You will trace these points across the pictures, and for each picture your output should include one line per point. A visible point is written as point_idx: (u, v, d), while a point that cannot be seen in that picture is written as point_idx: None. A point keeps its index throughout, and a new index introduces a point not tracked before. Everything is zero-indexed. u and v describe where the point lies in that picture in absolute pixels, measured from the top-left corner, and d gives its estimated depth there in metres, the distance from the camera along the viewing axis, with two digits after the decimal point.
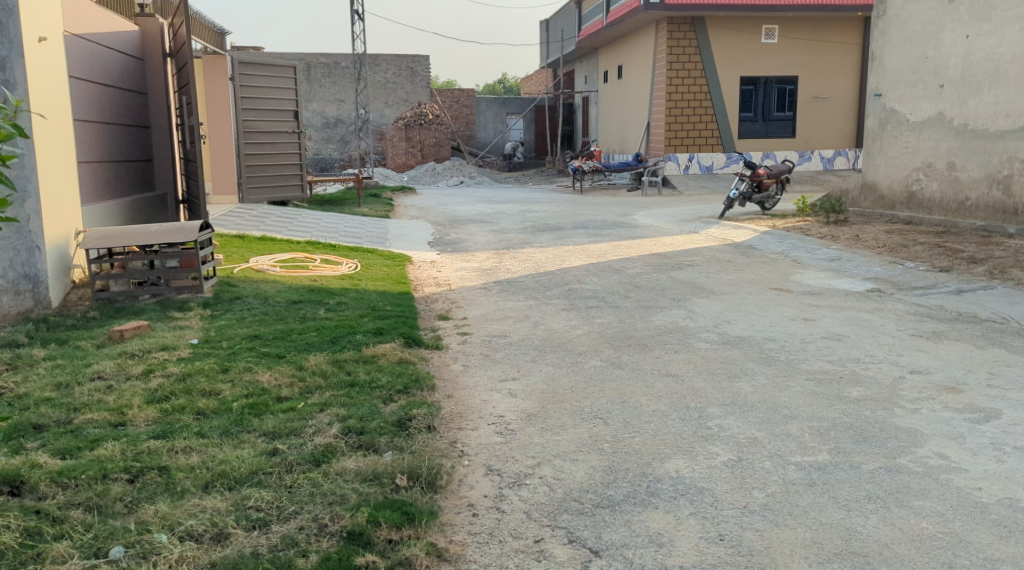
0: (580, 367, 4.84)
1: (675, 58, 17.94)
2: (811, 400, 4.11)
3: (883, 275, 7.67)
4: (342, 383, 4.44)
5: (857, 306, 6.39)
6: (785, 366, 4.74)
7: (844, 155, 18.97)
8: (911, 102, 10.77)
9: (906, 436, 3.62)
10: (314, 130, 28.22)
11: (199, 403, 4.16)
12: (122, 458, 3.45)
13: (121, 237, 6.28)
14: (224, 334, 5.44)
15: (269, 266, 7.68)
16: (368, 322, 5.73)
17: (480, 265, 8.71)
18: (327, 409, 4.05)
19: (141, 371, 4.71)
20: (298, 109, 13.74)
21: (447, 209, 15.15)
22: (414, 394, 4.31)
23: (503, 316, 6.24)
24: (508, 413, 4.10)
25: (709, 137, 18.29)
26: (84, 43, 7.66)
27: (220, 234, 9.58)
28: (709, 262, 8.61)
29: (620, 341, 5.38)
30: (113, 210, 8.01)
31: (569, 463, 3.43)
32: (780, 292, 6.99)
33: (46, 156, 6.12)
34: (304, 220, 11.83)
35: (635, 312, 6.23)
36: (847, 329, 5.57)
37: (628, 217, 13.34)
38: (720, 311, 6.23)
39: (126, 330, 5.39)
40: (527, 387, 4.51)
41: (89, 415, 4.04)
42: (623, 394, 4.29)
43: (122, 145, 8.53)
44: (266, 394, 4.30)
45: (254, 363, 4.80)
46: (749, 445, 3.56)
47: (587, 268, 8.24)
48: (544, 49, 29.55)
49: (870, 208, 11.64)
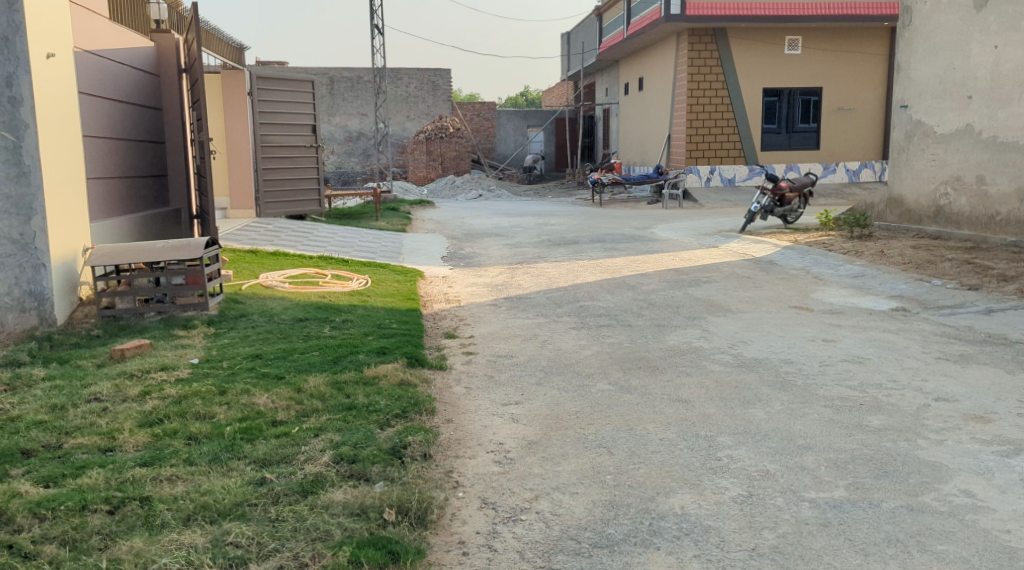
0: (587, 391, 4.66)
1: (697, 70, 17.76)
2: (828, 429, 3.92)
3: (908, 293, 7.43)
4: (339, 407, 4.29)
5: (878, 326, 6.17)
6: (801, 391, 4.53)
7: (870, 167, 18.65)
8: (938, 113, 10.52)
9: (930, 471, 3.41)
10: (337, 144, 28.31)
11: (191, 428, 3.99)
12: (105, 487, 3.30)
13: (128, 254, 6.15)
14: (225, 353, 5.30)
15: (279, 282, 7.59)
16: (372, 341, 5.59)
17: (492, 280, 8.57)
18: (321, 434, 3.91)
19: (138, 393, 4.54)
20: (317, 123, 13.70)
21: (464, 222, 15.03)
22: (413, 418, 4.16)
23: (511, 335, 6.08)
24: (509, 440, 3.95)
25: (731, 149, 18.09)
26: (97, 58, 7.59)
27: (234, 248, 9.52)
28: (727, 279, 8.41)
29: (630, 363, 5.20)
30: (127, 225, 7.97)
31: (569, 497, 3.28)
32: (800, 311, 6.77)
33: (54, 173, 6.01)
34: (319, 235, 11.75)
35: (648, 332, 6.04)
36: (869, 352, 5.35)
37: (647, 231, 13.15)
38: (736, 330, 6.03)
39: (127, 349, 5.23)
40: (531, 412, 4.35)
41: (79, 439, 3.87)
42: (630, 421, 4.12)
43: (136, 160, 8.48)
44: (261, 418, 4.15)
45: (252, 385, 4.65)
46: (761, 479, 3.37)
47: (601, 285, 8.06)
48: (565, 61, 29.46)
49: (896, 223, 11.38)
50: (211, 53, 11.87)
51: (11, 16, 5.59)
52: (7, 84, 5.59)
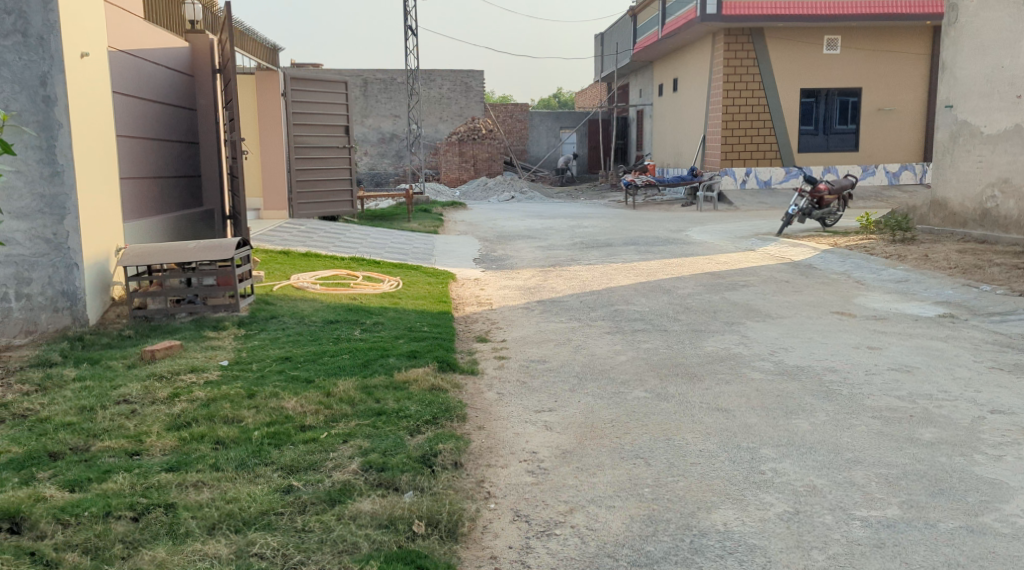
0: (623, 398, 4.52)
1: (733, 70, 17.50)
2: (877, 442, 3.76)
3: (955, 299, 7.21)
4: (369, 412, 4.20)
5: (926, 333, 5.96)
6: (846, 401, 4.37)
7: (910, 169, 18.26)
8: (986, 113, 10.23)
9: (989, 489, 3.26)
10: (369, 145, 28.37)
11: (220, 431, 3.89)
12: (131, 492, 3.20)
13: (162, 255, 6.09)
14: (255, 356, 5.23)
15: (310, 283, 7.53)
16: (403, 344, 5.50)
17: (524, 283, 8.45)
18: (350, 440, 3.82)
19: (167, 395, 4.46)
20: (350, 124, 13.68)
21: (496, 224, 14.92)
22: (443, 425, 4.06)
23: (544, 339, 5.95)
24: (542, 449, 3.83)
25: (768, 151, 17.83)
26: (132, 58, 7.58)
27: (265, 249, 9.50)
28: (765, 283, 8.22)
29: (667, 369, 5.05)
30: (160, 226, 7.95)
31: (605, 510, 3.16)
32: (842, 317, 6.57)
33: (88, 172, 5.97)
34: (351, 236, 11.71)
35: (684, 337, 5.88)
36: (918, 360, 5.16)
37: (681, 233, 12.95)
38: (776, 336, 5.86)
39: (157, 350, 5.17)
40: (565, 420, 4.22)
41: (106, 442, 3.78)
42: (669, 431, 3.98)
43: (170, 161, 8.47)
44: (289, 423, 4.06)
45: (281, 388, 4.57)
46: (807, 495, 3.22)
47: (635, 288, 7.91)
48: (598, 63, 29.30)
49: (940, 226, 11.09)
50: (245, 54, 11.89)
51: (47, 16, 5.56)
52: (42, 83, 5.56)
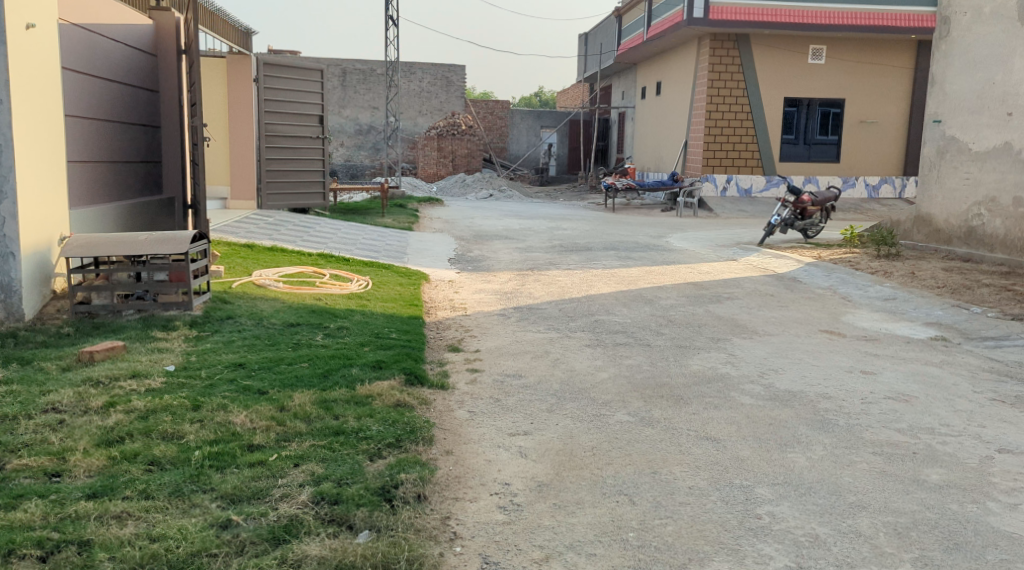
0: (604, 422, 4.17)
1: (717, 76, 17.22)
2: (880, 484, 3.43)
3: (945, 320, 6.94)
4: (325, 431, 3.83)
5: (919, 357, 5.67)
6: (844, 433, 4.04)
7: (890, 182, 18.11)
8: (974, 130, 10.02)
9: (1009, 545, 2.95)
10: (347, 136, 27.84)
11: (154, 450, 3.50)
12: (40, 524, 2.80)
13: (108, 246, 5.64)
14: (205, 361, 4.82)
15: (273, 280, 7.11)
16: (368, 353, 5.11)
17: (500, 287, 8.08)
18: (302, 465, 3.45)
19: (101, 404, 4.06)
20: (324, 114, 13.22)
21: (472, 223, 14.53)
22: (407, 448, 3.69)
23: (520, 350, 5.59)
24: (515, 480, 3.47)
25: (749, 159, 17.58)
26: (86, 34, 7.09)
27: (228, 241, 9.04)
28: (750, 296, 7.90)
29: (651, 391, 4.69)
30: (113, 214, 7.48)
31: (585, 559, 2.83)
32: (831, 336, 6.27)
33: (29, 154, 5.52)
34: (322, 230, 11.28)
35: (668, 354, 5.54)
36: (915, 389, 4.84)
37: (661, 239, 12.65)
38: (764, 356, 5.55)
39: (97, 351, 4.75)
40: (541, 445, 3.86)
41: (22, 461, 3.36)
42: (655, 464, 3.63)
43: (125, 145, 8.01)
44: (236, 441, 3.68)
45: (230, 399, 4.18)
46: (810, 547, 2.91)
47: (616, 297, 7.56)
48: (581, 62, 28.96)
49: (924, 242, 10.86)
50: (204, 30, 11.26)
51: None
52: None
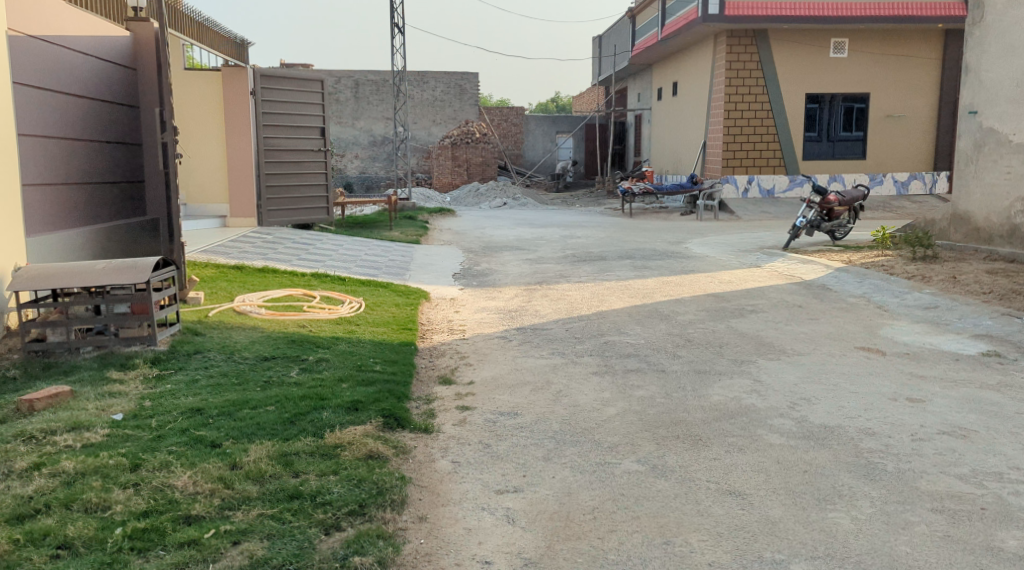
0: (609, 474, 3.55)
1: (737, 74, 16.52)
2: (945, 556, 2.82)
3: (996, 332, 6.25)
4: (278, 494, 3.24)
5: (973, 379, 4.99)
6: (893, 482, 3.41)
7: (919, 178, 17.32)
8: (1015, 120, 9.30)
9: None
10: (360, 148, 27.43)
11: (67, 528, 2.94)
12: None
13: (61, 276, 5.08)
14: (159, 407, 4.25)
15: (255, 306, 6.54)
16: (345, 391, 4.51)
17: (505, 304, 7.48)
18: (244, 542, 2.89)
19: (25, 466, 3.50)
20: (326, 125, 12.72)
21: (483, 233, 13.93)
22: (373, 515, 3.12)
23: (520, 381, 4.98)
24: (499, 558, 2.90)
25: (771, 158, 16.86)
26: (51, 46, 6.56)
27: (216, 262, 8.51)
28: (777, 308, 7.24)
29: (665, 430, 4.07)
30: (89, 238, 6.99)
31: None
32: (869, 354, 5.61)
33: None
34: (322, 247, 10.73)
35: (684, 382, 4.91)
36: (973, 421, 4.17)
37: (680, 246, 12.00)
38: (795, 381, 4.91)
39: (37, 399, 4.21)
40: (533, 507, 3.26)
41: None
42: (666, 529, 3.03)
43: (100, 166, 7.48)
44: (171, 511, 3.10)
45: (177, 456, 3.60)
46: None
47: (629, 314, 6.94)
48: (596, 64, 28.30)
49: (962, 242, 10.09)
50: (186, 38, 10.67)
51: None
52: None
